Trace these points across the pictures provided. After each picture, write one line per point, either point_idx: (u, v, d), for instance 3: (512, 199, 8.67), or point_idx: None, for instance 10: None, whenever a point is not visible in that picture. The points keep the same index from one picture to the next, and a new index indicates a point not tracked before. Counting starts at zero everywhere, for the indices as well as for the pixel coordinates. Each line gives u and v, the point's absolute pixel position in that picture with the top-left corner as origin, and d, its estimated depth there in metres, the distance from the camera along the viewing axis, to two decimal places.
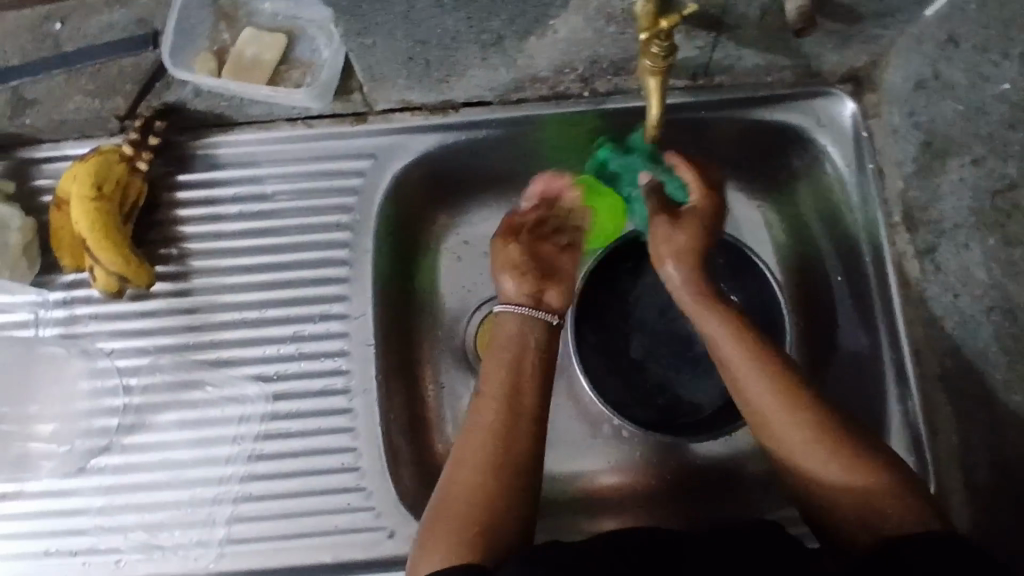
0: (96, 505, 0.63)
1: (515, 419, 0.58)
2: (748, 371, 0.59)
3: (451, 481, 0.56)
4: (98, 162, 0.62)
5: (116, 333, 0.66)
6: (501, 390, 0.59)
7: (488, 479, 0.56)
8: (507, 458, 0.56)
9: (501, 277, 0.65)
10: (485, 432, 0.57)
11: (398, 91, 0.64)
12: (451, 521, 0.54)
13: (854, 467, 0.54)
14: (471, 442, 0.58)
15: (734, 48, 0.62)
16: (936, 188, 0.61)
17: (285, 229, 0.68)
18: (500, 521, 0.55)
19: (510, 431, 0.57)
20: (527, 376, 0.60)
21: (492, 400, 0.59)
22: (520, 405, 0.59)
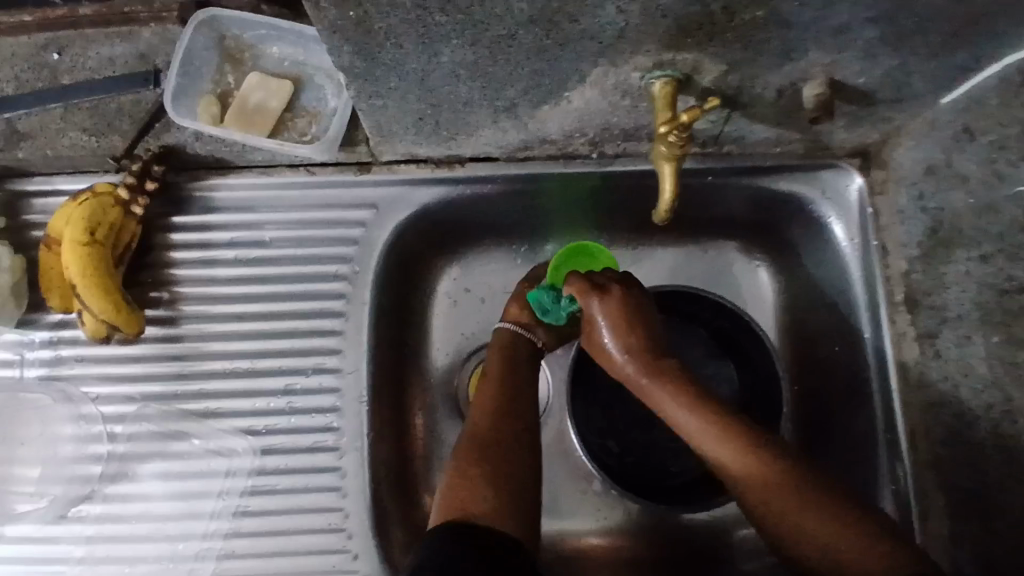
0: (75, 556, 0.62)
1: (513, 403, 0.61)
2: (699, 427, 0.57)
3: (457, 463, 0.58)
4: (91, 205, 0.60)
5: (103, 378, 0.64)
6: (498, 382, 0.62)
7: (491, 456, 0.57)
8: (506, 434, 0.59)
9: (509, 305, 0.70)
10: (485, 415, 0.60)
11: (404, 145, 0.63)
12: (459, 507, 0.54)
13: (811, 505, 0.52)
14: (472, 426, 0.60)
15: (747, 122, 0.61)
16: (941, 276, 0.60)
17: (281, 278, 0.67)
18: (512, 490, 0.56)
19: (510, 413, 0.60)
20: (522, 367, 0.65)
21: (491, 392, 0.62)
22: (518, 395, 0.62)
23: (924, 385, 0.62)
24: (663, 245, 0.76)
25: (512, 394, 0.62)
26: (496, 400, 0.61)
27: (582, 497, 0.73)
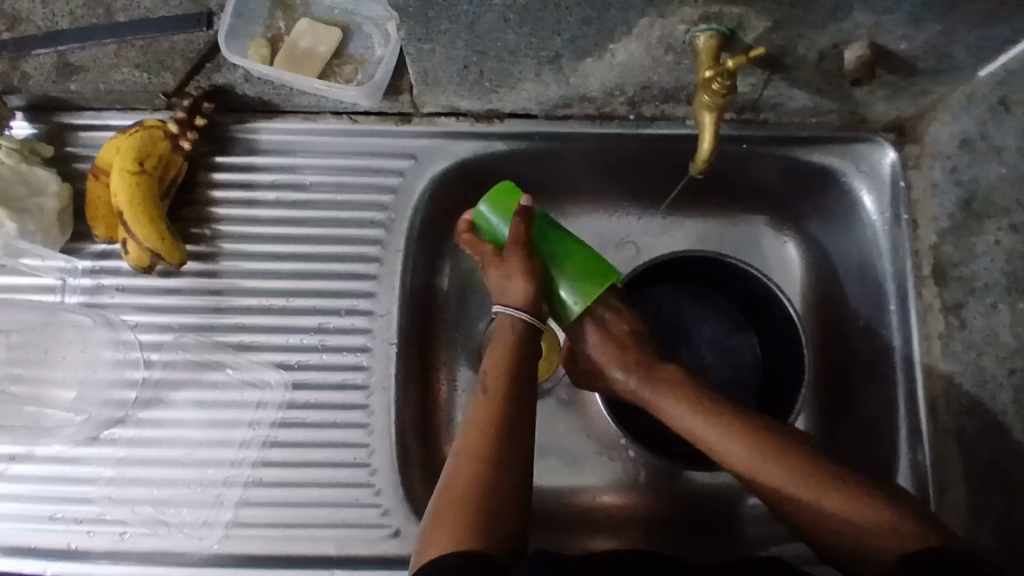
0: (105, 476, 0.64)
1: (515, 414, 0.55)
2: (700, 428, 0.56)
3: (450, 483, 0.53)
4: (142, 137, 0.62)
5: (142, 307, 0.67)
6: (499, 390, 0.56)
7: (485, 470, 0.52)
8: (501, 444, 0.53)
9: (511, 284, 0.58)
10: (482, 429, 0.54)
11: (447, 97, 0.64)
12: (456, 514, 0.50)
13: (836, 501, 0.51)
14: (465, 440, 0.54)
15: (785, 88, 0.62)
16: (971, 248, 0.61)
17: (318, 221, 0.68)
18: (498, 521, 0.51)
19: (507, 426, 0.54)
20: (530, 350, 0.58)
21: (490, 400, 0.55)
22: (519, 405, 0.55)
23: (948, 355, 0.63)
24: (690, 215, 0.77)
25: (514, 406, 0.55)
26: (495, 407, 0.55)
27: (599, 455, 0.74)
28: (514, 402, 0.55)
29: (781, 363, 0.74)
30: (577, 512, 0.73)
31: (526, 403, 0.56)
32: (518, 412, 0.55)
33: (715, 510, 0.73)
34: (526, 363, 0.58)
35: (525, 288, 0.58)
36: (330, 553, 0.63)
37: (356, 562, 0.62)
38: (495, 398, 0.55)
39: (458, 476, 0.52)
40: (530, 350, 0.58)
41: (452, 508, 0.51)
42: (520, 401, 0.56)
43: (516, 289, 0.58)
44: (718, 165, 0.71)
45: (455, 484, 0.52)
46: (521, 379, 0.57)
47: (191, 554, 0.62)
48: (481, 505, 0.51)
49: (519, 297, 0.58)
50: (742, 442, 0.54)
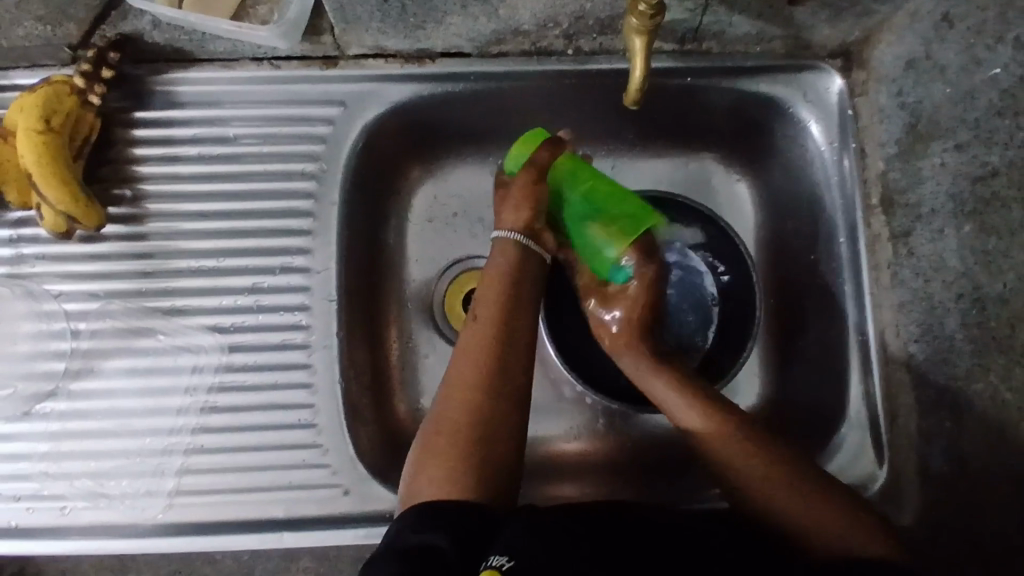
0: (40, 451, 0.61)
1: (507, 353, 0.59)
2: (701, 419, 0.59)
3: (442, 419, 0.57)
4: (46, 93, 0.58)
5: (65, 275, 0.63)
6: (492, 327, 0.59)
7: (476, 410, 0.56)
8: (492, 381, 0.57)
9: (510, 206, 0.63)
10: (474, 366, 0.58)
11: (373, 36, 0.61)
12: (444, 457, 0.54)
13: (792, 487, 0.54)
14: (460, 373, 0.58)
15: (725, 13, 0.60)
16: (917, 172, 0.60)
17: (246, 175, 0.65)
18: (493, 457, 0.55)
19: (500, 360, 0.58)
20: (526, 285, 0.62)
21: (484, 321, 0.60)
22: (510, 340, 0.59)
23: (897, 285, 0.61)
24: (641, 154, 0.75)
25: (504, 344, 0.59)
26: (485, 345, 0.59)
27: (556, 406, 0.74)
28: (507, 339, 0.59)
29: (731, 303, 0.72)
30: (537, 459, 0.72)
31: (520, 340, 0.60)
32: (509, 354, 0.59)
33: (675, 454, 0.72)
34: (518, 290, 0.61)
35: (520, 211, 0.62)
36: (278, 517, 0.61)
37: (305, 524, 0.61)
38: (486, 334, 0.59)
39: (450, 418, 0.56)
40: (523, 277, 0.62)
41: (449, 447, 0.55)
42: (511, 328, 0.60)
43: (512, 216, 0.63)
44: (662, 99, 0.69)
45: (447, 426, 0.56)
46: (513, 315, 0.60)
47: (134, 526, 0.60)
48: (475, 450, 0.55)
49: (517, 221, 0.63)
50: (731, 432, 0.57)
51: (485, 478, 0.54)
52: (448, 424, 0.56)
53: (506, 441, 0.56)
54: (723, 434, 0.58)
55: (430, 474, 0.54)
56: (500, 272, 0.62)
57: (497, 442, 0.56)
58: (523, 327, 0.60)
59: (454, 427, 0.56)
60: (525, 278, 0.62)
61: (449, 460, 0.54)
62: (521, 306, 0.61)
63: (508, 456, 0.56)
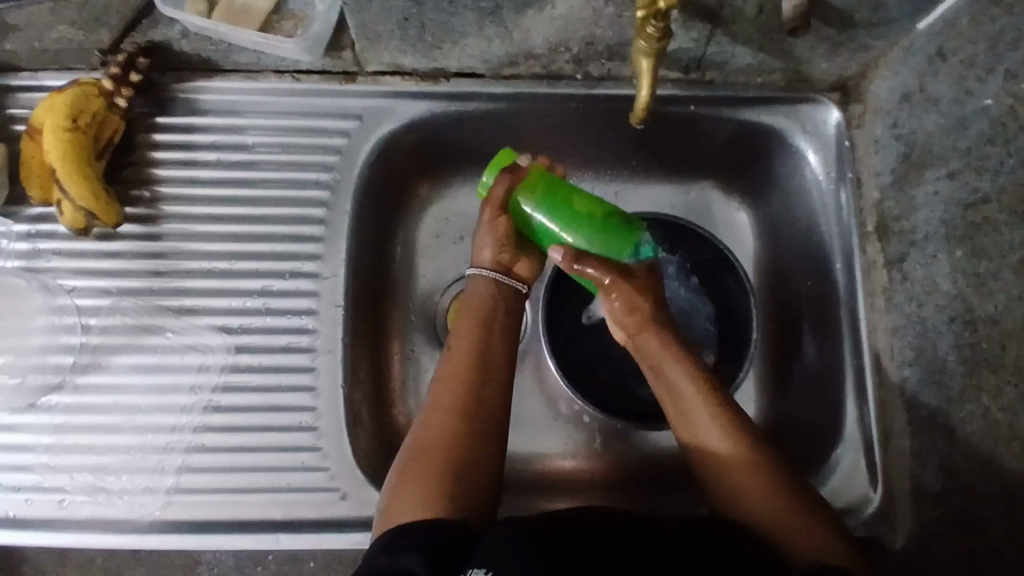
0: (43, 443, 0.62)
1: (483, 380, 0.58)
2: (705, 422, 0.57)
3: (418, 444, 0.56)
4: (75, 93, 0.60)
5: (80, 272, 0.65)
6: (470, 354, 0.59)
7: (453, 438, 0.56)
8: (471, 407, 0.57)
9: (481, 242, 0.63)
10: (451, 391, 0.58)
11: (390, 54, 0.64)
12: (418, 484, 0.53)
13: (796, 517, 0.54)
14: (438, 402, 0.58)
15: (728, 44, 0.63)
16: (911, 200, 0.62)
17: (262, 182, 0.67)
18: (470, 483, 0.54)
19: (479, 385, 0.58)
20: (505, 318, 0.62)
21: (462, 348, 0.60)
22: (490, 365, 0.59)
23: (892, 309, 0.63)
24: (645, 179, 0.78)
25: (480, 369, 0.59)
26: (463, 369, 0.58)
27: (553, 421, 0.74)
28: (484, 365, 0.59)
29: (731, 326, 0.74)
30: (533, 474, 0.73)
31: (498, 368, 0.60)
32: (486, 378, 0.59)
33: (671, 474, 0.73)
34: (495, 320, 0.62)
35: (488, 248, 0.62)
36: (275, 518, 0.61)
37: (301, 527, 0.61)
38: (465, 361, 0.59)
39: (426, 444, 0.56)
40: (503, 309, 0.63)
41: (422, 470, 0.54)
42: (491, 356, 0.60)
43: (483, 251, 0.63)
44: (665, 127, 0.71)
45: (423, 452, 0.55)
46: (490, 344, 0.60)
47: (132, 521, 0.61)
48: (453, 475, 0.54)
49: (486, 257, 0.63)
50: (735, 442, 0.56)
51: (462, 502, 0.53)
52: (426, 450, 0.55)
53: (482, 466, 0.56)
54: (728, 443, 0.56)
55: (404, 501, 0.53)
56: (478, 303, 0.62)
57: (471, 469, 0.55)
58: (501, 355, 0.60)
59: (428, 455, 0.55)
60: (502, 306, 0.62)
61: (423, 486, 0.53)
62: (496, 334, 0.61)
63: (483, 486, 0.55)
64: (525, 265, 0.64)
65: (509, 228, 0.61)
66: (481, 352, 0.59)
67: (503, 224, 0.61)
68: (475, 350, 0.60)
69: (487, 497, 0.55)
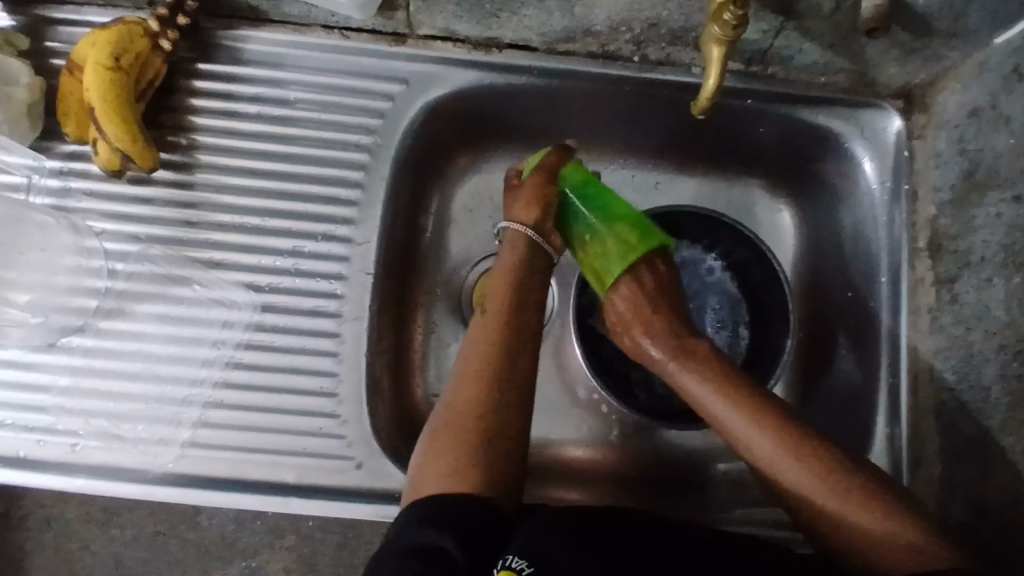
0: (59, 385, 0.61)
1: (514, 350, 0.57)
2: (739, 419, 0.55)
3: (450, 408, 0.55)
4: (121, 31, 0.59)
5: (110, 215, 0.64)
6: (501, 323, 0.58)
7: (487, 403, 0.55)
8: (502, 377, 0.56)
9: (515, 202, 0.62)
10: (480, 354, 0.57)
11: (446, 18, 0.62)
12: (449, 453, 0.53)
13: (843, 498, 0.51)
14: (468, 368, 0.56)
15: (798, 39, 0.60)
16: (969, 220, 0.60)
17: (301, 140, 0.65)
18: (501, 450, 0.54)
19: (511, 355, 0.57)
20: (535, 281, 0.60)
21: (491, 319, 0.58)
22: (521, 335, 0.58)
23: (935, 330, 0.62)
24: (687, 171, 0.75)
25: (510, 337, 0.57)
26: (494, 340, 0.57)
27: (569, 410, 0.72)
28: (514, 333, 0.57)
29: (762, 329, 0.72)
30: (544, 461, 0.71)
31: (526, 333, 0.58)
32: (518, 346, 0.57)
33: (687, 473, 0.71)
34: (531, 281, 0.60)
35: (526, 208, 0.61)
36: (289, 482, 0.61)
37: (313, 492, 0.61)
38: (494, 329, 0.57)
39: (459, 409, 0.55)
40: (539, 273, 0.61)
41: (454, 437, 0.54)
42: (521, 328, 0.58)
43: (518, 212, 0.61)
44: (720, 120, 0.69)
45: (456, 417, 0.55)
46: (519, 311, 0.58)
47: (145, 472, 0.61)
48: (484, 442, 0.53)
49: (523, 215, 0.61)
50: (776, 436, 0.53)
51: (494, 468, 0.53)
52: (458, 416, 0.55)
53: (517, 425, 0.55)
54: (769, 438, 0.53)
55: (434, 467, 0.53)
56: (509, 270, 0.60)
57: (508, 429, 0.54)
58: (529, 322, 0.59)
59: (462, 419, 0.54)
60: (535, 272, 0.60)
61: (455, 454, 0.53)
62: (528, 297, 0.59)
63: (519, 447, 0.55)
64: (562, 238, 0.62)
65: (549, 195, 0.62)
66: (510, 320, 0.58)
67: (541, 188, 0.62)
68: (505, 315, 0.58)
69: (519, 462, 0.55)
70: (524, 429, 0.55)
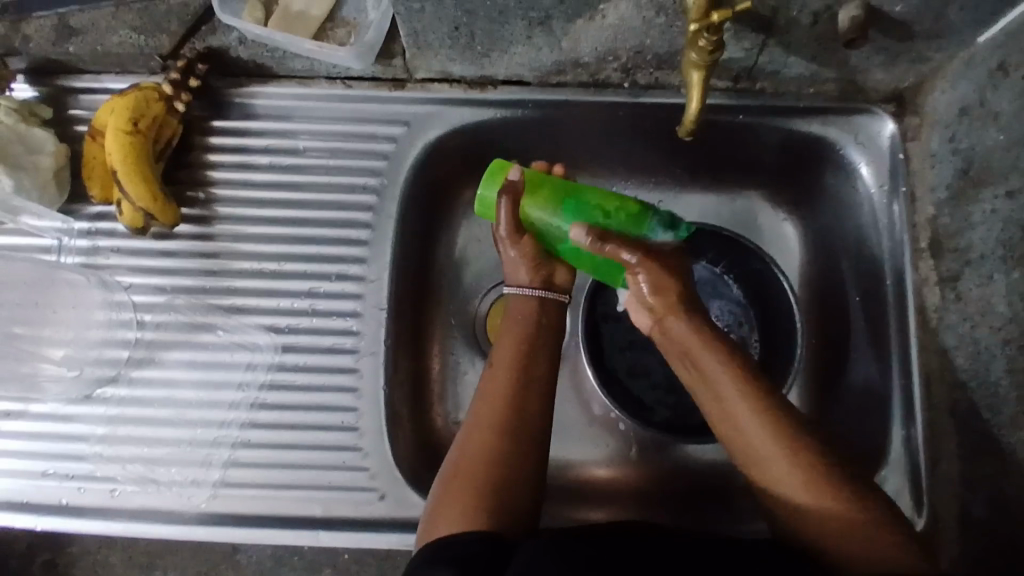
0: (97, 434, 0.65)
1: (524, 393, 0.58)
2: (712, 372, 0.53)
3: (461, 456, 0.56)
4: (135, 97, 0.63)
5: (137, 269, 0.67)
6: (511, 370, 0.58)
7: (497, 450, 0.55)
8: (513, 420, 0.56)
9: (514, 268, 0.62)
10: (490, 404, 0.57)
11: (440, 61, 0.65)
12: (460, 498, 0.53)
13: (819, 487, 0.49)
14: (480, 415, 0.57)
15: (781, 54, 0.62)
16: (967, 217, 0.60)
17: (311, 186, 0.69)
18: (512, 497, 0.54)
19: (520, 401, 0.57)
20: (548, 329, 0.61)
21: (501, 364, 0.59)
22: (530, 378, 0.59)
23: (944, 329, 0.62)
24: (688, 188, 0.76)
25: (520, 382, 0.58)
26: (503, 390, 0.58)
27: (588, 430, 0.74)
28: (524, 378, 0.58)
29: (775, 339, 0.73)
30: (565, 482, 0.72)
31: (538, 380, 0.58)
32: (528, 390, 0.58)
33: (709, 485, 0.72)
34: (546, 331, 0.61)
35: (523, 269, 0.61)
36: (317, 515, 0.63)
37: (341, 525, 0.62)
38: (503, 376, 0.58)
39: (468, 457, 0.56)
40: (550, 316, 0.62)
41: (463, 484, 0.54)
42: (533, 375, 0.59)
43: (518, 274, 0.62)
44: (714, 137, 0.70)
45: (466, 463, 0.55)
46: (529, 356, 0.59)
47: (179, 513, 0.63)
48: (495, 487, 0.54)
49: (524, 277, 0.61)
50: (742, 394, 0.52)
51: (504, 513, 0.53)
52: (468, 462, 0.55)
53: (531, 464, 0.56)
54: (740, 397, 0.51)
55: (445, 513, 0.53)
56: (522, 322, 0.61)
57: (518, 480, 0.55)
58: (543, 364, 0.59)
59: (471, 467, 0.55)
60: (544, 312, 0.62)
61: (466, 499, 0.53)
62: (543, 346, 0.60)
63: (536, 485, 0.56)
64: (563, 272, 0.63)
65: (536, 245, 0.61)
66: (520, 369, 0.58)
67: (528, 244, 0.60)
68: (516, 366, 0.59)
69: (533, 506, 0.55)
70: (537, 474, 0.56)
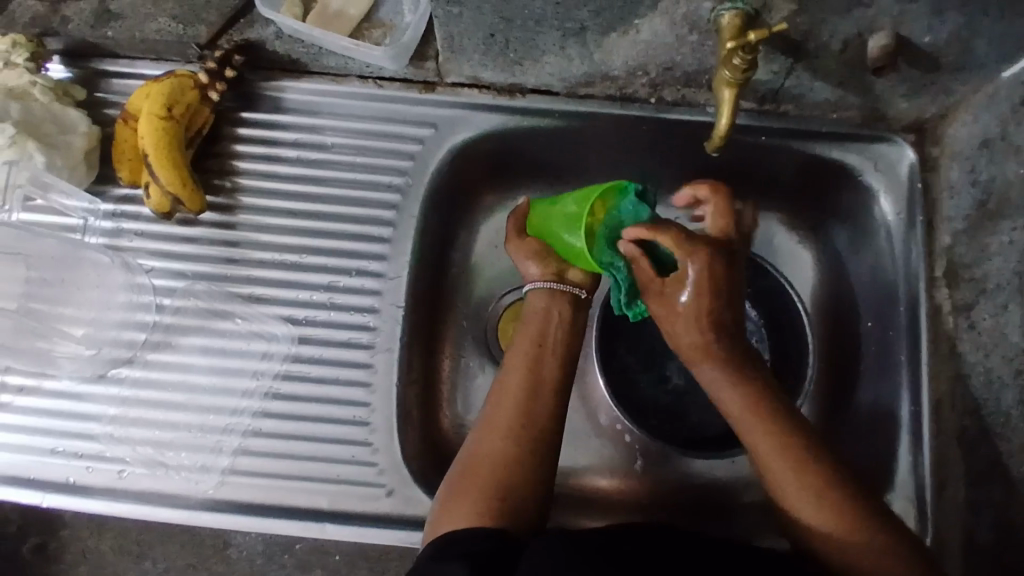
0: (109, 414, 0.65)
1: (534, 398, 0.60)
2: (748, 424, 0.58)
3: (474, 455, 0.58)
4: (171, 84, 0.64)
5: (158, 253, 0.68)
6: (522, 374, 0.61)
7: (507, 452, 0.58)
8: (524, 425, 0.59)
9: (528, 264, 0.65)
10: (503, 407, 0.59)
11: (471, 66, 0.66)
12: (469, 495, 0.56)
13: (840, 523, 0.54)
14: (492, 416, 0.60)
15: (807, 78, 0.63)
16: (984, 248, 0.62)
17: (336, 182, 0.69)
18: (515, 498, 0.56)
19: (530, 406, 0.59)
20: (565, 336, 0.63)
21: (516, 367, 0.61)
22: (542, 383, 0.61)
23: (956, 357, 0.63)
24: None
25: (532, 387, 0.60)
26: (515, 393, 0.60)
27: (593, 439, 0.74)
28: (535, 382, 0.60)
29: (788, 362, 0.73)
30: (568, 490, 0.72)
31: (550, 381, 0.61)
32: (538, 395, 0.60)
33: (711, 502, 0.72)
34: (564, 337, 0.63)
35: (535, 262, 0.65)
36: (322, 508, 0.63)
37: (346, 518, 0.63)
38: (515, 380, 0.61)
39: (480, 456, 0.58)
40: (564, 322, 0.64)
41: (474, 482, 0.56)
42: (542, 380, 0.61)
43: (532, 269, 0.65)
44: (736, 157, 0.71)
45: (478, 462, 0.58)
46: (540, 361, 0.61)
47: (186, 497, 0.63)
48: (503, 487, 0.56)
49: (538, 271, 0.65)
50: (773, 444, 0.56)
51: (508, 514, 0.55)
52: (480, 461, 0.58)
53: (542, 466, 0.58)
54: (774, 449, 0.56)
55: (454, 508, 0.55)
56: (535, 326, 0.63)
57: (524, 483, 0.57)
58: (553, 369, 0.62)
59: (483, 465, 0.57)
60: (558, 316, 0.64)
61: (476, 498, 0.55)
62: (556, 351, 0.62)
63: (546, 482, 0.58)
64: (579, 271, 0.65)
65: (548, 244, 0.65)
66: (531, 375, 0.61)
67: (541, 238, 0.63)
68: (527, 371, 0.61)
69: (538, 508, 0.57)
70: (543, 477, 0.58)
